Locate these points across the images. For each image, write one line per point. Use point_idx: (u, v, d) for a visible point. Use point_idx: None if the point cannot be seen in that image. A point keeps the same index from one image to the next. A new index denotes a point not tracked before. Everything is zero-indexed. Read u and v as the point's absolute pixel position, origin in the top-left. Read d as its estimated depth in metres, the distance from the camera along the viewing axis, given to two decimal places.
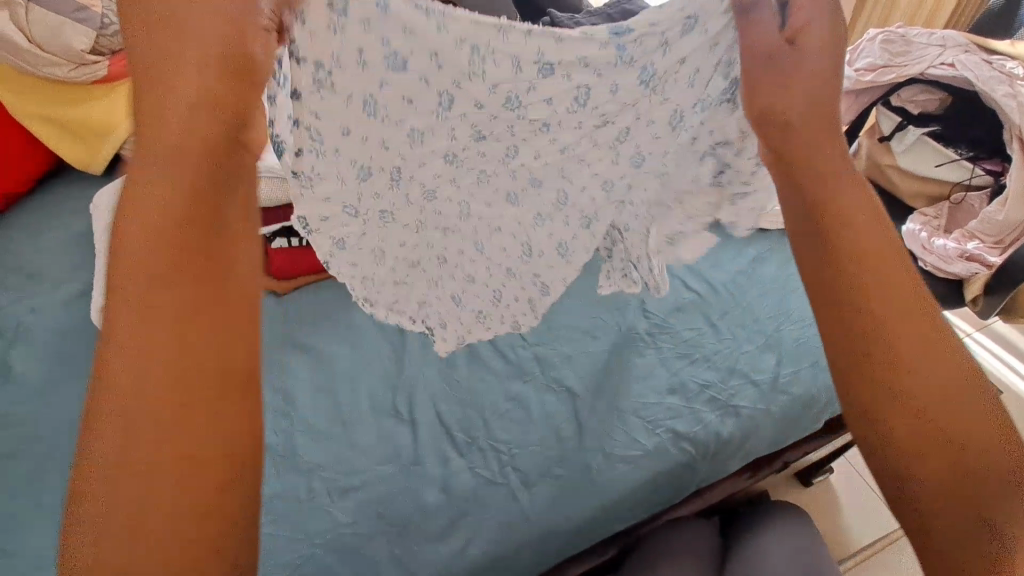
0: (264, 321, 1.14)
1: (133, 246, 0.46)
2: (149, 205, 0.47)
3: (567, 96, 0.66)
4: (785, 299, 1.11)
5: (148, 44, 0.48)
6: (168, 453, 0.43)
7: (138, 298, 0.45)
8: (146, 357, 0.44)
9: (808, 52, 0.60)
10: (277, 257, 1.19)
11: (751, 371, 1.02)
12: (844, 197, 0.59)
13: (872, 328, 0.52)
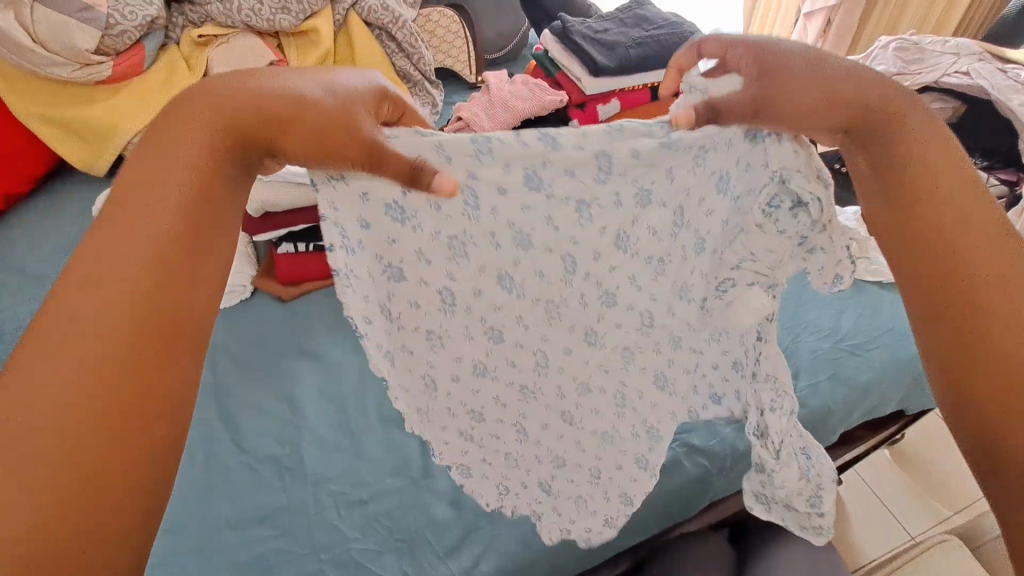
0: (271, 328, 1.13)
1: (133, 231, 0.48)
2: (161, 203, 0.50)
3: (603, 200, 0.64)
4: (800, 309, 1.09)
5: (240, 103, 0.54)
6: (90, 414, 0.43)
7: (112, 273, 0.47)
8: (99, 321, 0.45)
9: (805, 62, 0.57)
10: (283, 262, 1.17)
11: None
12: (915, 141, 0.56)
13: (954, 270, 0.50)
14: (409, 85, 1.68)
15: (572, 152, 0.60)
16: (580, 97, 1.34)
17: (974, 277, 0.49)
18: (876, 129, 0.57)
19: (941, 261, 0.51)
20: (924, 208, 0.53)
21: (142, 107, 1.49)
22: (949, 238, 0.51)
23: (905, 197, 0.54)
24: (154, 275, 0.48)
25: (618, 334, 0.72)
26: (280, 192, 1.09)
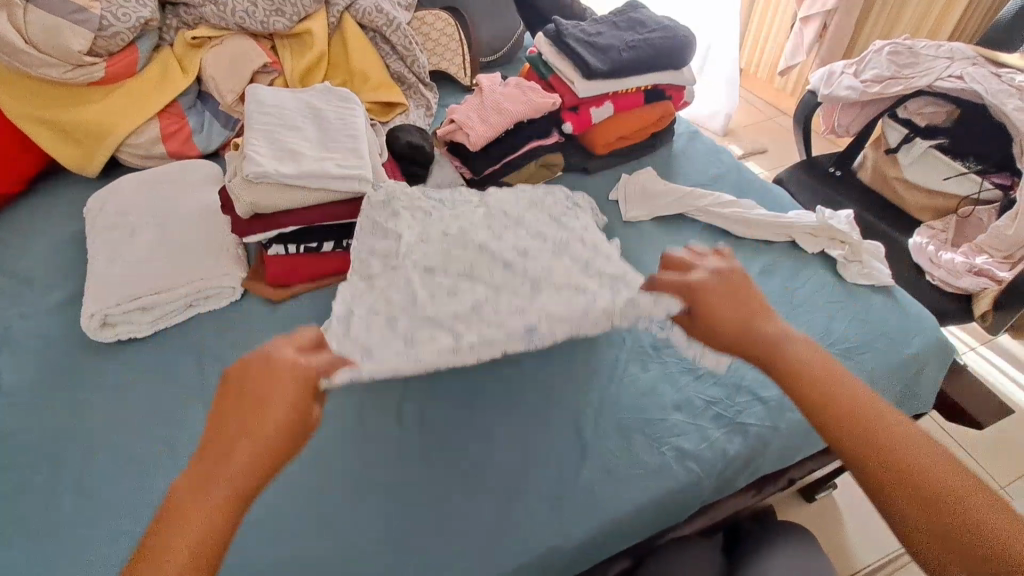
0: (266, 332, 1.14)
1: (206, 499, 0.68)
2: (220, 477, 0.70)
3: (483, 348, 0.98)
4: (792, 313, 1.09)
5: (255, 384, 0.79)
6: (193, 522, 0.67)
7: (181, 516, 0.67)
8: (163, 553, 0.65)
9: (716, 307, 0.83)
10: (272, 264, 1.17)
11: (758, 388, 1.00)
12: (787, 350, 0.75)
13: (853, 415, 0.65)
14: (403, 87, 1.68)
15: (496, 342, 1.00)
16: (573, 100, 1.33)
17: (851, 418, 0.66)
18: (766, 342, 0.77)
19: (828, 415, 0.67)
20: (801, 370, 0.72)
21: (136, 109, 1.48)
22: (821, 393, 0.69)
23: (795, 389, 0.72)
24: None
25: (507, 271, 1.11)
26: (273, 194, 1.06)
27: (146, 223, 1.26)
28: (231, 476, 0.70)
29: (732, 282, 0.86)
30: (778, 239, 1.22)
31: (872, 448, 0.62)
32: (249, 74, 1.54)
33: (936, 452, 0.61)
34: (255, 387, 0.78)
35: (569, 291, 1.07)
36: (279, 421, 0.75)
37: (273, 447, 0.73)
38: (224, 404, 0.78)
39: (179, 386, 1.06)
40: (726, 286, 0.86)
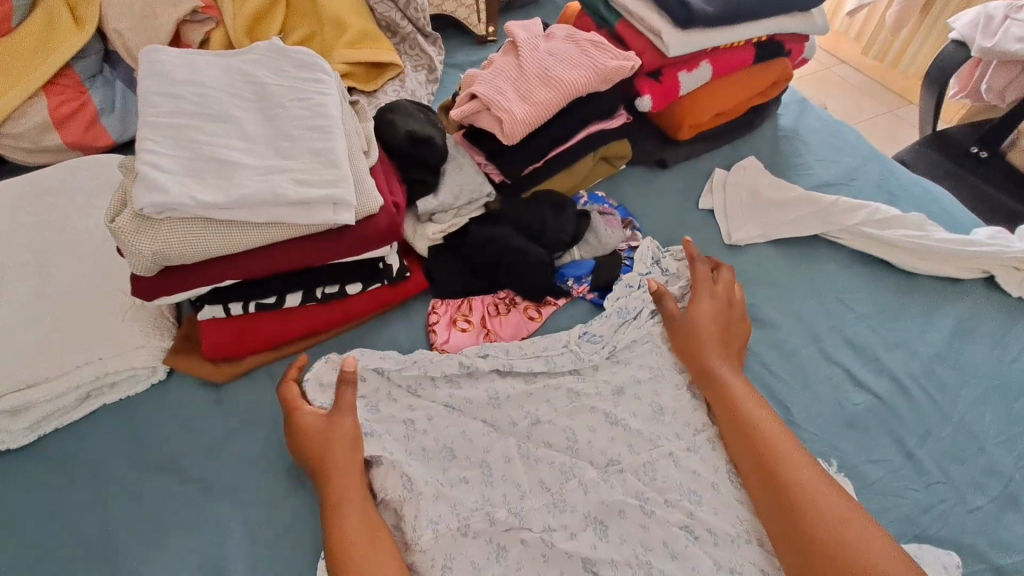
0: (197, 440, 0.75)
1: (352, 516, 0.60)
2: (351, 494, 0.61)
3: None
4: (1013, 410, 0.71)
5: (297, 410, 0.68)
6: (374, 555, 0.57)
7: (346, 531, 0.58)
8: (367, 555, 0.57)
9: (699, 297, 0.77)
10: (211, 330, 0.77)
11: (992, 548, 0.62)
12: (699, 317, 0.75)
13: (736, 408, 0.68)
14: (394, 41, 1.21)
15: None
16: (655, 61, 0.88)
17: (766, 436, 0.65)
18: (689, 323, 0.74)
19: (727, 415, 0.68)
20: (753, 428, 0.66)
21: (7, 81, 1.01)
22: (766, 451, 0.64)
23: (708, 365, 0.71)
24: (379, 558, 0.58)
25: (578, 506, 0.64)
26: (191, 237, 0.65)
27: (18, 263, 0.83)
28: (353, 491, 0.61)
29: (727, 291, 0.77)
30: (968, 275, 0.82)
31: (770, 463, 0.63)
32: (171, 26, 1.05)
33: (796, 450, 0.64)
34: (299, 412, 0.67)
35: (706, 546, 0.62)
36: (337, 424, 0.65)
37: (343, 430, 0.65)
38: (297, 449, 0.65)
39: (67, 542, 0.68)
40: (710, 285, 0.78)
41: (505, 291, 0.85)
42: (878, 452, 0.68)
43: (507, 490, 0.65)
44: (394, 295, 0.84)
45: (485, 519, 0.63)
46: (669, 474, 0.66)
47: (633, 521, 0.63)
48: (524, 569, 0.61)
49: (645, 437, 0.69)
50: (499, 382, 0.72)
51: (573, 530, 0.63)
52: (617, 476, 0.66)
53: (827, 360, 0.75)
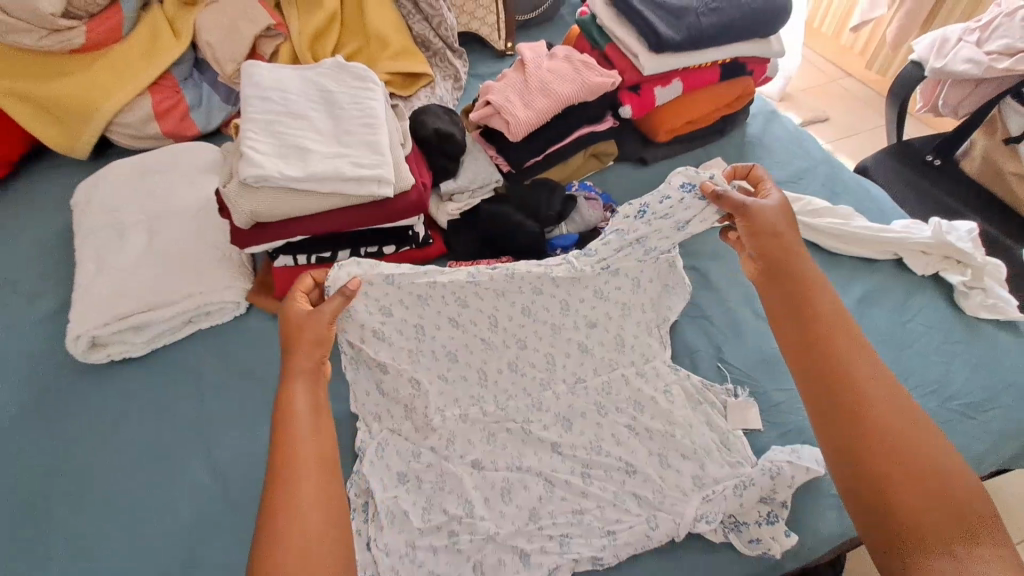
0: (271, 356, 1.00)
1: (304, 392, 0.70)
2: (306, 376, 0.71)
3: (552, 542, 0.77)
4: (900, 357, 0.91)
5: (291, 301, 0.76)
6: (314, 426, 0.68)
7: (298, 401, 0.69)
8: (309, 424, 0.68)
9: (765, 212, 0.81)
10: (281, 276, 1.01)
11: None
12: (778, 245, 0.81)
13: (817, 329, 0.74)
14: (428, 54, 1.45)
15: (565, 517, 0.79)
16: (634, 78, 1.10)
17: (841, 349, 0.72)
18: (773, 250, 0.81)
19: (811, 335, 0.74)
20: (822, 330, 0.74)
21: (120, 82, 1.27)
22: (827, 346, 0.72)
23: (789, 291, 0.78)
24: (320, 429, 0.68)
25: (550, 408, 0.89)
26: (277, 201, 0.89)
27: (137, 221, 1.08)
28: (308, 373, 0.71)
29: (786, 211, 0.82)
30: (880, 255, 1.02)
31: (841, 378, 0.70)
32: (251, 40, 1.31)
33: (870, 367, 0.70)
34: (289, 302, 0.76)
35: (640, 440, 0.85)
36: (317, 318, 0.74)
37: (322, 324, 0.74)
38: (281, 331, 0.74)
39: (181, 420, 0.94)
40: (780, 206, 0.82)
41: (506, 257, 1.06)
42: (782, 382, 0.89)
43: (500, 393, 0.91)
44: (420, 256, 1.08)
45: (479, 411, 0.89)
46: (620, 388, 0.90)
47: (590, 418, 0.88)
48: (507, 444, 0.86)
49: (607, 363, 0.93)
50: (506, 310, 0.91)
51: (545, 423, 0.87)
52: (582, 389, 0.91)
53: (756, 315, 0.97)
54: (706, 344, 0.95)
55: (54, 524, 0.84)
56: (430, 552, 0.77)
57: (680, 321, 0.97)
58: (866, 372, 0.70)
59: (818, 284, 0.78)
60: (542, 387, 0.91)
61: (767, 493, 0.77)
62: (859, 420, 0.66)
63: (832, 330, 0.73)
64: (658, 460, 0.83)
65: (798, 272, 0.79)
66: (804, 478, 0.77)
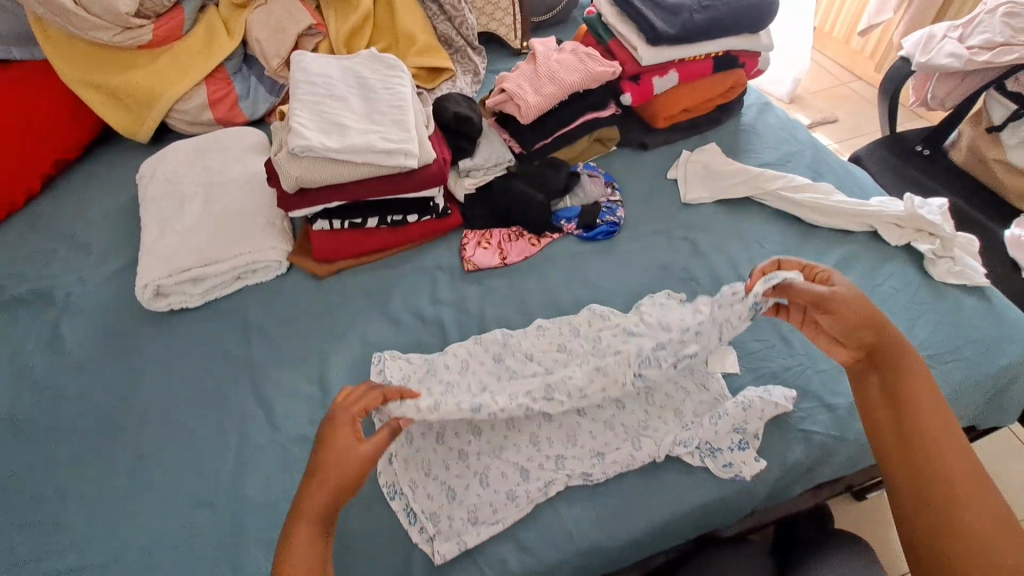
0: (306, 308, 1.13)
1: (315, 507, 0.71)
2: (320, 499, 0.71)
3: (548, 462, 0.89)
4: None
5: (343, 417, 0.78)
6: (314, 548, 0.69)
7: (308, 521, 0.70)
8: (312, 548, 0.68)
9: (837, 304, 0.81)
10: (318, 239, 1.15)
11: (826, 393, 0.93)
12: (861, 324, 0.80)
13: (900, 395, 0.75)
14: (450, 51, 1.60)
15: (560, 443, 0.91)
16: (634, 69, 1.23)
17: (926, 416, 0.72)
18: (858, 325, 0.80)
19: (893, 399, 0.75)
20: (920, 421, 0.72)
21: (182, 74, 1.45)
22: (928, 440, 0.71)
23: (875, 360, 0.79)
24: (319, 552, 0.69)
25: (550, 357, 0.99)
26: (319, 169, 1.04)
27: (194, 192, 1.23)
28: (324, 493, 0.71)
29: (858, 301, 0.81)
30: (856, 227, 1.11)
31: (923, 446, 0.70)
32: (295, 38, 1.47)
33: (952, 442, 0.70)
34: (340, 418, 0.78)
35: None
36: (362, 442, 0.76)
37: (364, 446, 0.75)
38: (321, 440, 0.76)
39: (229, 359, 1.07)
40: (848, 294, 0.81)
41: (516, 227, 1.19)
42: (760, 335, 1.00)
43: (506, 338, 1.01)
44: (439, 226, 1.20)
45: (488, 353, 1.00)
46: (608, 337, 0.98)
47: (578, 354, 0.97)
48: (511, 380, 0.97)
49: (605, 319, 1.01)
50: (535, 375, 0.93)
51: (546, 366, 0.98)
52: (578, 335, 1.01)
53: (739, 278, 1.08)
54: (693, 302, 1.05)
55: (124, 441, 0.99)
56: (443, 467, 0.89)
57: (671, 283, 1.09)
58: (946, 446, 0.70)
59: (921, 375, 0.76)
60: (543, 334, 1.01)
61: (739, 423, 0.88)
62: (934, 487, 0.68)
63: (931, 424, 0.72)
64: (645, 397, 0.94)
65: (888, 353, 0.79)
66: (771, 411, 0.89)
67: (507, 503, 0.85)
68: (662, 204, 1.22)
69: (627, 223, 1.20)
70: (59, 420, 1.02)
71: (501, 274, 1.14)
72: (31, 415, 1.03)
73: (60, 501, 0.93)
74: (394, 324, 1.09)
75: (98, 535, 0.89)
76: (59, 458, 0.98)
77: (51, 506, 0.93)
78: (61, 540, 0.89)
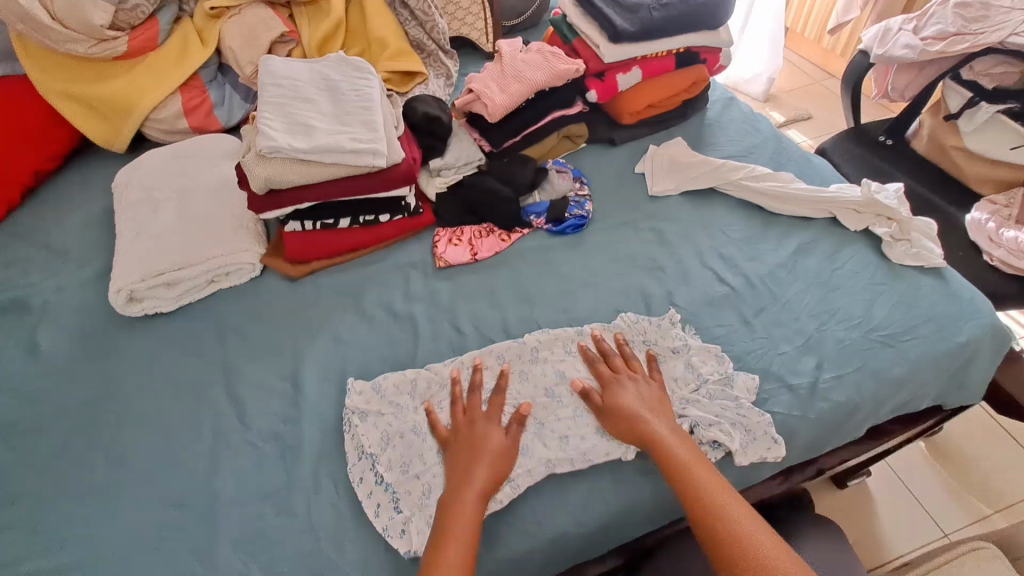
0: (279, 308, 1.14)
1: (465, 490, 0.79)
2: (473, 479, 0.80)
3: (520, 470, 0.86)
4: (828, 297, 1.03)
5: (483, 421, 0.87)
6: (468, 521, 0.76)
7: (460, 498, 0.78)
8: (466, 520, 0.76)
9: (618, 387, 0.90)
10: (291, 241, 1.16)
11: (787, 374, 0.95)
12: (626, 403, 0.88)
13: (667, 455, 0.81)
14: (422, 55, 1.63)
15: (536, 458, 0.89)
16: (598, 66, 1.27)
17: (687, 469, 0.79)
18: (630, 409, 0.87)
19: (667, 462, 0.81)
20: (694, 490, 0.77)
21: (158, 83, 1.46)
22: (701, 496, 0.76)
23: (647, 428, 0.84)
24: (476, 524, 0.77)
25: (532, 391, 0.94)
26: (288, 169, 1.05)
27: (168, 198, 1.25)
28: (480, 472, 0.81)
29: (648, 387, 0.90)
30: (817, 215, 1.15)
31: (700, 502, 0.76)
32: (268, 45, 1.48)
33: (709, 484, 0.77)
34: (480, 423, 0.87)
35: None
36: (506, 437, 0.86)
37: (507, 442, 0.86)
38: (475, 434, 0.86)
39: (203, 361, 1.08)
40: (632, 383, 0.90)
41: (487, 223, 1.21)
42: (723, 320, 1.02)
43: (482, 361, 0.97)
44: (410, 224, 1.22)
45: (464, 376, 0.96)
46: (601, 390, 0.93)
47: (570, 408, 0.92)
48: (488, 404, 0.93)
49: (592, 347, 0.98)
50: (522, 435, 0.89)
51: (530, 398, 0.93)
52: (560, 359, 0.97)
53: (704, 266, 1.10)
54: (659, 290, 1.08)
55: (96, 443, 0.99)
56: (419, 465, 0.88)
57: (638, 273, 1.11)
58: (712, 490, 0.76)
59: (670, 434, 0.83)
60: (528, 358, 0.98)
61: (711, 415, 0.89)
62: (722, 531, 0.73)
63: (721, 505, 0.75)
64: None
65: (654, 420, 0.85)
66: (765, 455, 0.87)
67: None
68: (630, 196, 1.24)
69: (595, 216, 1.22)
70: (33, 424, 1.02)
71: (472, 270, 1.16)
72: (6, 420, 1.03)
73: (30, 504, 0.93)
74: (366, 321, 1.10)
75: (69, 537, 0.89)
76: (32, 461, 0.98)
77: (23, 509, 0.92)
78: (31, 543, 0.89)
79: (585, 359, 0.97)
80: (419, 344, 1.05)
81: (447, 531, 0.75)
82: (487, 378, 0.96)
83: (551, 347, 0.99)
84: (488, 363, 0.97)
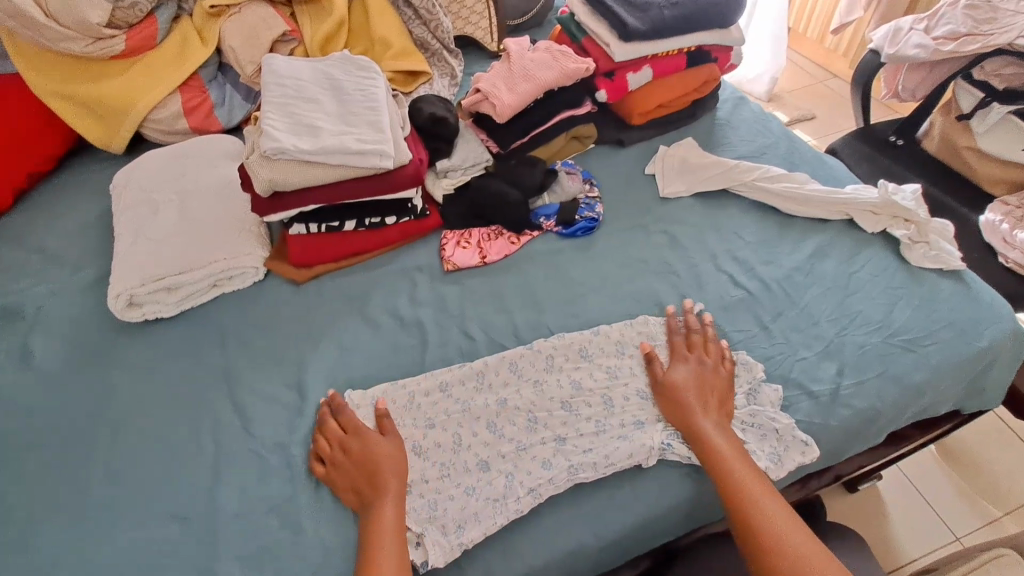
0: (283, 314, 1.11)
1: (377, 501, 0.79)
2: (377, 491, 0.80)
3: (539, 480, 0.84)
4: (846, 301, 1.01)
5: (355, 436, 0.86)
6: (390, 522, 0.77)
7: (375, 509, 0.79)
8: (386, 523, 0.77)
9: (679, 368, 0.90)
10: (295, 244, 1.13)
11: (808, 382, 0.92)
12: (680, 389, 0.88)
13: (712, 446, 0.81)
14: (426, 55, 1.60)
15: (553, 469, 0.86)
16: (608, 65, 1.24)
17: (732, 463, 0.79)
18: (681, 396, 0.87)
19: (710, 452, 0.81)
20: (734, 483, 0.78)
21: (156, 82, 1.43)
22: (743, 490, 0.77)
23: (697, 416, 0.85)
24: (399, 523, 0.78)
25: (548, 399, 0.91)
26: (292, 170, 1.03)
27: (168, 201, 1.22)
28: (382, 480, 0.81)
29: (705, 370, 0.89)
30: (832, 216, 1.13)
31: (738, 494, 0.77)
32: (269, 43, 1.45)
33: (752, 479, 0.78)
34: (353, 439, 0.86)
35: (636, 399, 0.91)
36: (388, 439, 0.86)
37: (392, 442, 0.85)
38: (354, 451, 0.85)
39: (205, 368, 1.05)
40: (691, 366, 0.90)
41: (496, 226, 1.19)
42: (740, 325, 1.00)
43: (494, 369, 0.95)
44: (417, 227, 1.19)
45: (476, 385, 0.93)
46: (620, 398, 0.91)
47: (589, 415, 0.90)
48: (503, 414, 0.90)
49: (609, 354, 0.96)
50: (541, 445, 0.87)
51: (548, 407, 0.90)
52: (576, 367, 0.95)
53: (719, 269, 1.08)
54: (673, 295, 1.05)
55: (95, 454, 0.95)
56: (431, 477, 0.85)
57: (651, 276, 1.08)
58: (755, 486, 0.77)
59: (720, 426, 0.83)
60: (544, 366, 0.95)
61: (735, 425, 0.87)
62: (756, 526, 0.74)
63: (762, 502, 0.75)
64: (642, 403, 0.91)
65: (705, 409, 0.85)
66: (800, 459, 0.85)
67: (494, 505, 0.82)
68: (642, 198, 1.22)
69: (605, 219, 1.19)
70: (29, 434, 0.99)
71: (480, 274, 1.13)
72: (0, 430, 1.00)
73: (26, 518, 0.89)
74: (373, 327, 1.07)
75: (67, 552, 0.86)
76: (28, 474, 0.94)
77: (17, 524, 0.89)
78: (27, 559, 0.86)
79: (602, 365, 0.95)
80: (429, 350, 1.03)
81: (373, 542, 0.76)
82: (500, 388, 0.93)
83: (565, 353, 0.96)
84: (500, 371, 0.94)
